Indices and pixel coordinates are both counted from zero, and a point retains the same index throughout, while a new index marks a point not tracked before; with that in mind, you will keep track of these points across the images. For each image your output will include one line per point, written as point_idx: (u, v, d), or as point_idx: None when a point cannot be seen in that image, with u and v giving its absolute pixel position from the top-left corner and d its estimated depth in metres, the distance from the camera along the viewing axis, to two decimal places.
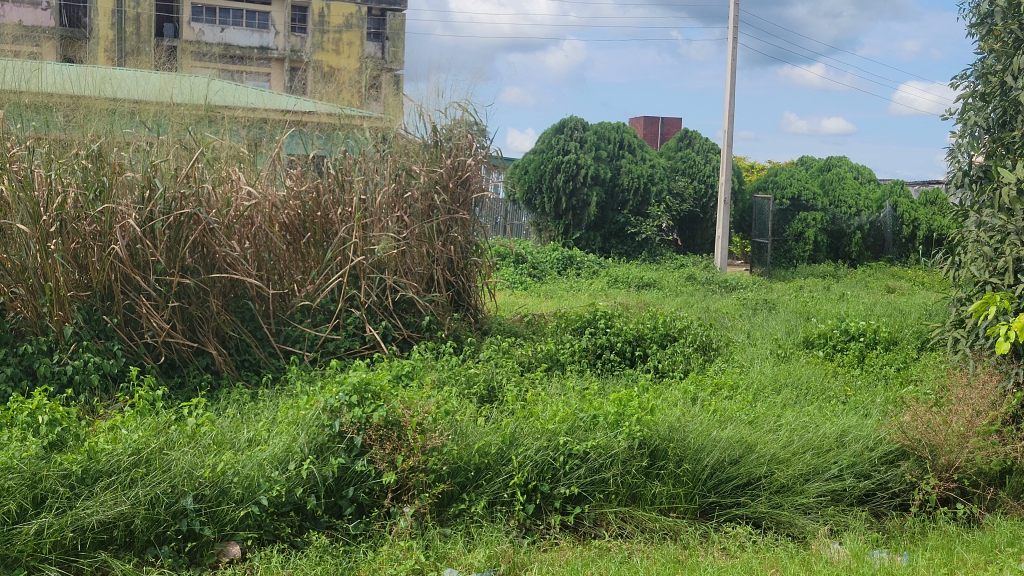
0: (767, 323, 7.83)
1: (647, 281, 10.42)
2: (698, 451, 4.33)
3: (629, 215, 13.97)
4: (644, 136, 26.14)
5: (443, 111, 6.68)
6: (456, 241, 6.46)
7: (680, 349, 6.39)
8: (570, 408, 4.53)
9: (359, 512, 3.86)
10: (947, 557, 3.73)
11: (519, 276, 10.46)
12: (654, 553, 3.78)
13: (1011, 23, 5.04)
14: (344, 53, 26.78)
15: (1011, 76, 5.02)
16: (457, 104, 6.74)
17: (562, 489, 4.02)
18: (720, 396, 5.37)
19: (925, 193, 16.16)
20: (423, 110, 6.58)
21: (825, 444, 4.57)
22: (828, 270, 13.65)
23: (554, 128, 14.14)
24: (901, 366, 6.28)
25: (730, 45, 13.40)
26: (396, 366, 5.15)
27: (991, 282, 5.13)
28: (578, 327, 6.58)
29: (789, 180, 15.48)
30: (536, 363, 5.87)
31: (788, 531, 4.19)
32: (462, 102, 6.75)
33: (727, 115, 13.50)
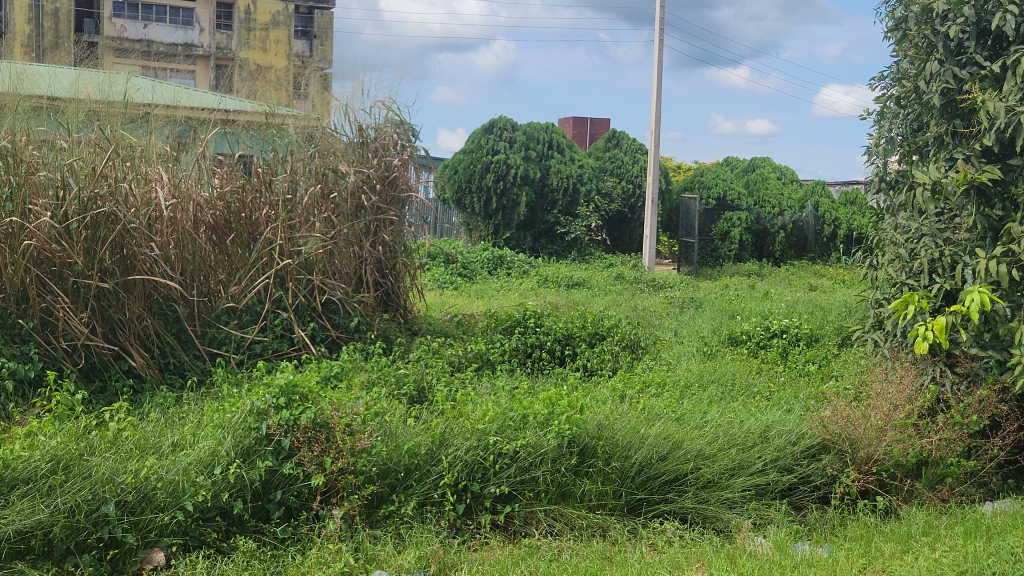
0: (694, 320, 7.96)
1: (576, 280, 10.50)
2: (626, 449, 4.37)
3: (559, 215, 14.12)
4: (574, 137, 26.40)
5: (368, 109, 6.64)
6: (386, 242, 6.43)
7: (609, 348, 6.45)
8: (500, 407, 4.52)
9: (287, 516, 3.82)
10: (865, 547, 3.84)
11: (449, 276, 10.46)
12: (583, 550, 3.81)
13: (925, 27, 5.17)
14: (271, 52, 26.21)
15: (924, 81, 5.16)
16: (382, 102, 6.71)
17: (492, 488, 4.04)
18: (648, 393, 5.44)
19: (845, 193, 16.57)
20: (348, 109, 6.53)
21: (749, 439, 4.66)
22: (753, 269, 13.91)
23: (483, 127, 14.08)
24: (823, 362, 6.44)
25: (657, 47, 13.54)
26: (324, 367, 5.12)
27: (908, 282, 5.28)
28: (508, 327, 6.61)
29: (715, 181, 15.73)
30: (466, 364, 5.86)
31: (713, 525, 4.30)
32: (388, 100, 6.72)
33: (655, 116, 13.65)
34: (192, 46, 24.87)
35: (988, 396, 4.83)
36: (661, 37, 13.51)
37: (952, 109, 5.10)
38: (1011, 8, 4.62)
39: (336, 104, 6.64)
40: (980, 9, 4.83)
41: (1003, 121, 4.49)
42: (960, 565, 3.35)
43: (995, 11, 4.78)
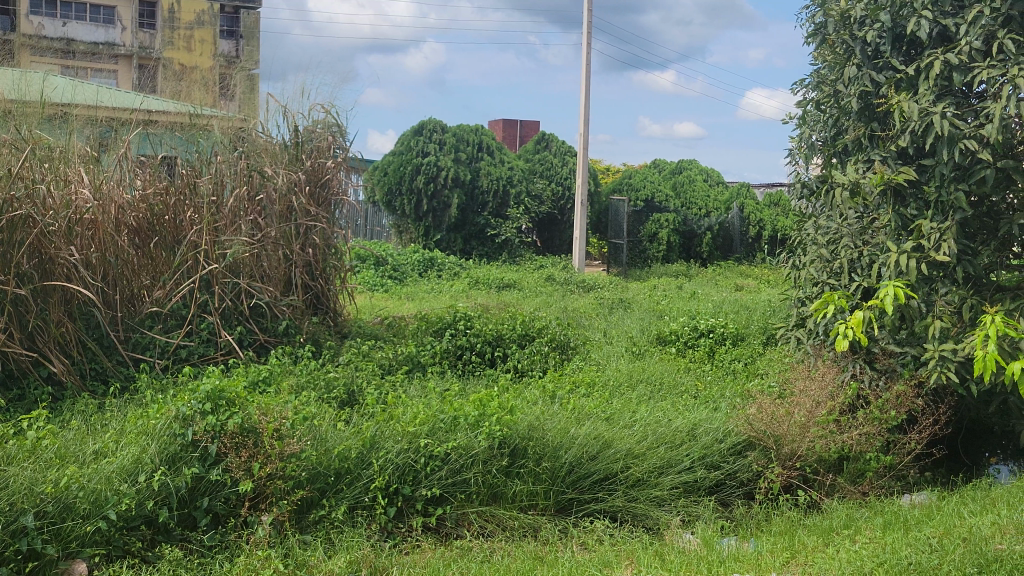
0: (622, 321, 8.03)
1: (507, 282, 10.52)
2: (556, 449, 4.41)
3: (489, 217, 14.14)
4: (504, 139, 26.49)
5: (306, 112, 6.59)
6: (315, 244, 6.37)
7: (539, 349, 6.48)
8: (431, 409, 4.51)
9: (214, 523, 3.76)
10: (789, 541, 3.92)
11: (380, 279, 10.39)
12: (514, 551, 3.83)
13: (843, 33, 5.30)
14: (196, 50, 25.83)
15: (841, 85, 5.30)
16: (321, 105, 6.66)
17: (423, 491, 4.03)
18: (578, 394, 5.47)
19: (769, 194, 16.91)
20: (287, 110, 6.46)
21: (677, 438, 4.72)
22: (681, 270, 14.12)
23: (412, 130, 14.02)
24: (749, 360, 6.56)
25: (585, 51, 13.66)
26: (252, 372, 5.05)
27: (829, 282, 5.42)
28: (439, 329, 6.59)
29: (643, 183, 15.92)
30: (396, 366, 5.83)
31: (643, 523, 4.36)
32: (327, 104, 6.67)
33: (583, 119, 13.75)
34: (113, 45, 24.30)
35: (905, 392, 4.98)
36: (589, 40, 13.61)
37: (869, 112, 5.25)
38: (925, 13, 4.74)
39: (274, 104, 6.56)
40: (895, 14, 4.96)
41: (917, 123, 4.63)
42: (878, 556, 3.42)
43: (909, 16, 4.91)
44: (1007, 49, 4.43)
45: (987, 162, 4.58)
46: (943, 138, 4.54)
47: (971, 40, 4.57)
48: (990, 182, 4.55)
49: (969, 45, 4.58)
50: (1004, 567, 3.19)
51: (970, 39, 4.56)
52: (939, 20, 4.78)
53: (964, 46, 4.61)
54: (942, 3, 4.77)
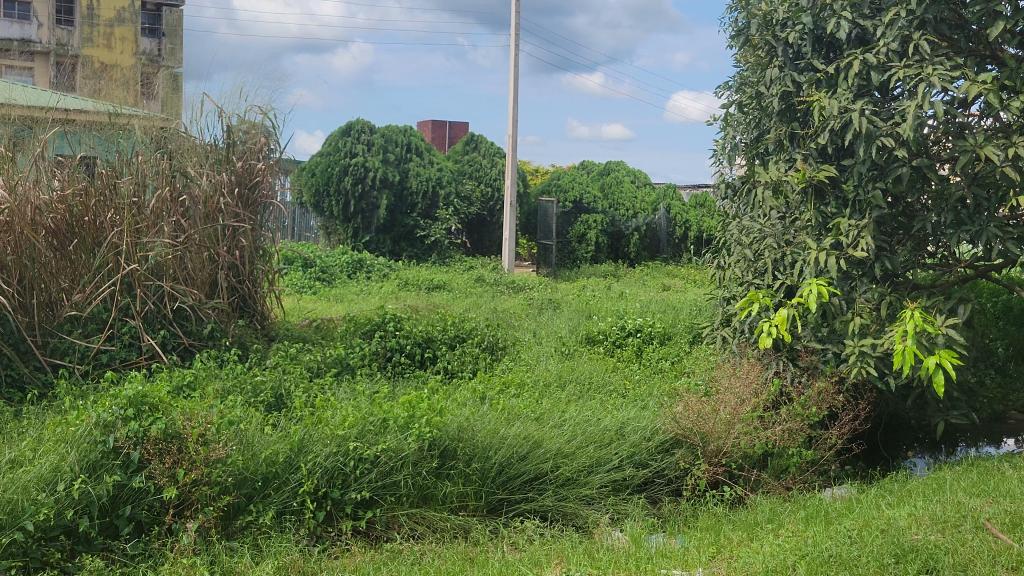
0: (551, 322, 8.06)
1: (437, 284, 10.49)
2: (486, 449, 4.41)
3: (419, 218, 14.09)
4: (433, 140, 26.43)
5: (241, 113, 6.48)
6: (241, 245, 6.27)
7: (469, 350, 6.49)
8: (360, 412, 4.46)
9: (137, 531, 3.68)
10: (715, 537, 3.99)
11: (308, 282, 10.27)
12: (444, 552, 3.83)
13: (766, 34, 5.40)
14: (117, 49, 24.98)
15: (764, 86, 5.41)
16: (257, 107, 6.56)
17: (353, 494, 3.99)
18: (507, 395, 5.48)
19: (694, 195, 17.18)
20: (222, 111, 6.34)
21: (605, 437, 4.77)
22: (610, 270, 14.25)
23: (340, 130, 13.87)
24: (676, 359, 6.65)
25: (514, 53, 13.70)
26: (176, 377, 4.95)
27: (753, 281, 5.53)
28: (367, 331, 6.54)
29: (571, 184, 16.03)
30: (324, 369, 5.77)
31: (573, 522, 4.40)
32: (264, 106, 6.57)
33: (512, 120, 13.79)
34: (28, 42, 23.27)
35: (826, 388, 5.09)
36: (517, 42, 13.66)
37: (790, 113, 5.37)
38: (844, 14, 4.83)
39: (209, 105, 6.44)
40: (816, 16, 5.05)
41: (836, 121, 4.75)
42: (801, 549, 3.48)
43: (829, 18, 5.00)
44: (922, 50, 4.55)
45: (903, 161, 4.71)
46: (861, 136, 4.66)
47: (888, 41, 4.69)
48: (906, 181, 4.68)
49: (886, 46, 4.70)
50: (921, 557, 3.28)
51: (888, 40, 4.68)
52: (858, 21, 4.89)
53: (882, 47, 4.73)
54: (860, 5, 4.89)
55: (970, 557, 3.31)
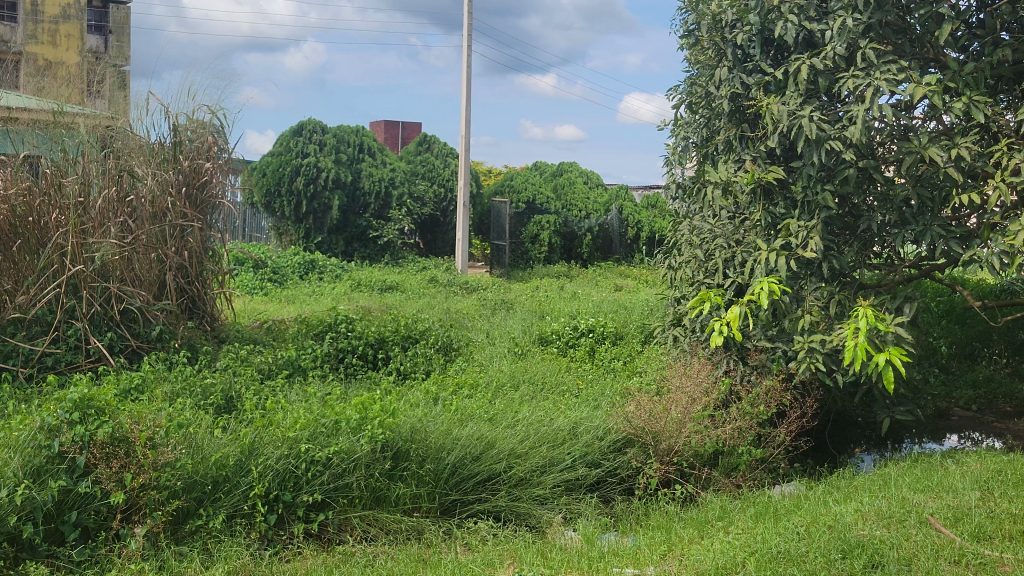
0: (504, 322, 8.07)
1: (389, 284, 10.45)
2: (439, 450, 4.40)
3: (371, 219, 14.02)
4: (386, 140, 26.33)
5: (187, 112, 6.40)
6: (191, 246, 6.18)
7: (422, 351, 6.48)
8: (312, 414, 4.42)
9: (83, 537, 3.62)
10: (666, 535, 4.02)
11: (259, 283, 10.17)
12: (397, 554, 3.81)
13: (715, 35, 5.45)
14: (63, 46, 24.41)
15: (714, 86, 5.47)
16: (205, 106, 6.48)
17: (305, 497, 3.96)
18: (460, 395, 5.48)
19: (646, 196, 17.31)
20: (167, 110, 6.26)
21: (558, 437, 4.78)
22: (563, 271, 14.30)
23: (292, 130, 13.73)
24: (628, 358, 6.69)
25: (468, 53, 13.69)
26: (123, 380, 4.88)
27: (704, 280, 5.58)
28: (319, 332, 6.50)
29: (524, 185, 16.05)
30: (275, 370, 5.72)
31: (526, 522, 4.41)
32: (211, 105, 6.49)
33: (465, 121, 13.78)
34: None
35: (775, 387, 5.16)
36: (469, 42, 13.65)
37: (739, 114, 5.42)
38: (791, 18, 4.88)
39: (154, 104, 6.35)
40: (763, 18, 5.10)
41: (785, 124, 4.80)
42: (750, 546, 3.52)
43: (776, 20, 5.06)
44: (869, 57, 4.62)
45: (850, 163, 4.78)
46: (810, 139, 4.72)
47: (834, 45, 4.75)
48: (853, 182, 4.75)
49: (833, 50, 4.77)
50: (867, 552, 3.34)
51: (834, 44, 4.75)
52: (805, 24, 4.92)
53: (828, 51, 4.79)
54: (806, 8, 4.93)
55: (915, 551, 3.38)
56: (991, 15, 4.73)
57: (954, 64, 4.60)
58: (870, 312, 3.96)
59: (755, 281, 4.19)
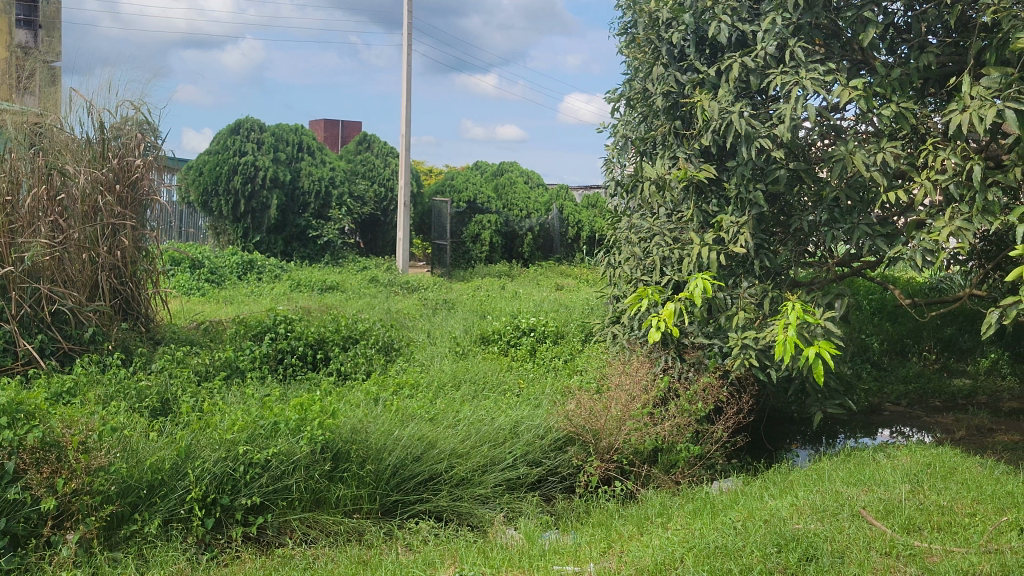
0: (445, 322, 8.05)
1: (330, 284, 10.37)
2: (380, 451, 4.37)
3: (310, 218, 13.90)
4: (326, 139, 26.11)
5: (113, 108, 6.25)
6: (125, 245, 6.05)
7: (362, 351, 6.44)
8: (250, 416, 4.37)
9: (13, 545, 3.51)
10: (606, 532, 4.06)
11: (196, 283, 10.02)
12: (337, 556, 3.79)
13: (650, 34, 5.51)
14: None
15: (650, 85, 5.52)
16: (131, 102, 6.35)
17: (243, 500, 3.91)
18: (401, 395, 5.45)
19: (586, 196, 17.42)
20: (93, 106, 6.12)
21: (499, 437, 4.78)
22: (504, 270, 14.32)
23: (229, 128, 13.51)
24: (568, 357, 6.72)
25: (406, 52, 13.63)
26: (54, 384, 4.77)
27: (642, 278, 5.64)
28: (258, 333, 6.41)
29: (465, 184, 16.03)
30: (213, 372, 5.63)
31: (467, 521, 4.41)
32: (137, 101, 6.36)
33: (405, 121, 13.72)
34: None
35: (712, 383, 5.23)
36: (409, 41, 13.60)
37: (675, 112, 5.48)
38: (724, 18, 4.95)
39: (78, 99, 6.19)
40: (697, 19, 5.18)
41: (717, 122, 4.87)
42: (688, 542, 3.57)
43: (710, 20, 5.12)
44: (797, 56, 4.71)
45: (781, 163, 4.86)
46: (741, 137, 4.79)
47: (766, 46, 4.83)
48: (784, 182, 4.84)
49: (765, 50, 4.85)
50: (801, 545, 3.39)
51: (766, 45, 4.83)
52: (737, 24, 5.00)
53: (760, 51, 4.87)
54: (739, 9, 5.00)
55: (847, 544, 3.45)
56: (918, 18, 4.85)
57: (881, 67, 4.71)
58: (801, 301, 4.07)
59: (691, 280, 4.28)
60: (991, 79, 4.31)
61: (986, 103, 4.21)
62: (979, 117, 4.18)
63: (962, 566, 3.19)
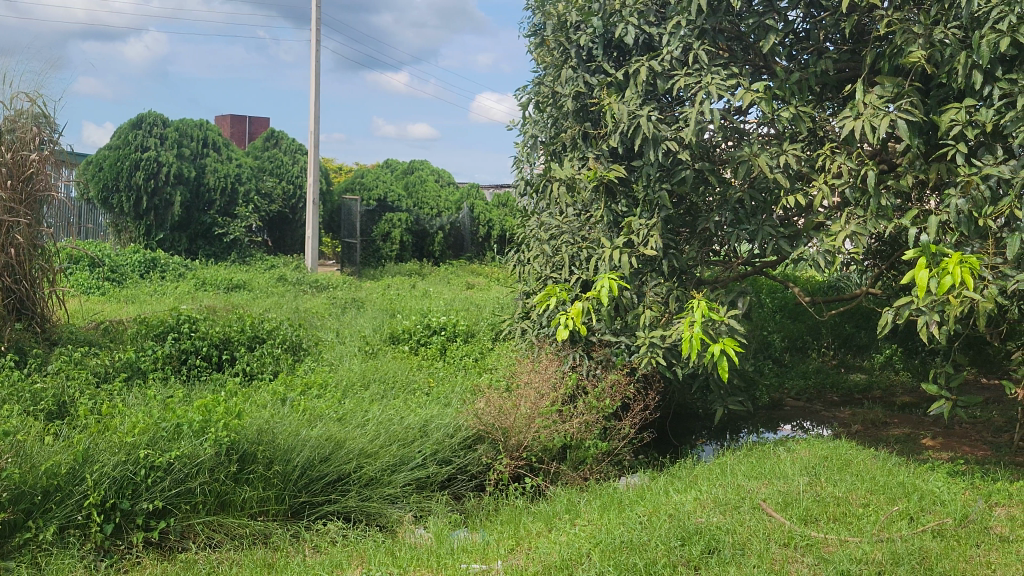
0: (354, 321, 7.99)
1: (236, 283, 10.18)
2: (287, 452, 4.30)
3: (216, 216, 13.61)
4: (233, 135, 25.62)
5: (7, 101, 6.03)
6: (19, 243, 5.83)
7: (269, 351, 6.35)
8: (151, 417, 4.25)
9: None
10: (514, 530, 4.07)
11: (95, 282, 9.70)
12: (242, 560, 3.72)
13: (559, 36, 5.55)
14: None
15: (559, 86, 5.57)
16: (25, 95, 6.12)
17: (144, 505, 3.80)
18: (309, 395, 5.39)
19: (497, 195, 17.46)
20: None
21: (409, 435, 4.75)
22: (414, 268, 14.23)
23: (131, 123, 13.13)
24: (479, 355, 6.73)
25: (316, 49, 13.45)
26: None
27: (551, 276, 5.69)
28: (160, 332, 6.23)
29: (375, 182, 15.91)
30: (113, 373, 5.48)
31: (376, 522, 4.38)
32: (32, 93, 6.14)
33: (314, 118, 13.54)
34: None
35: (619, 380, 5.31)
36: (318, 36, 13.42)
37: (584, 114, 5.54)
38: (631, 21, 5.02)
39: None
40: (605, 21, 5.24)
41: (625, 124, 4.93)
42: (595, 537, 3.61)
43: (617, 23, 5.19)
44: (702, 60, 4.80)
45: (686, 164, 4.95)
46: (648, 139, 4.85)
47: (671, 50, 4.91)
48: (690, 183, 4.93)
49: (670, 54, 4.93)
50: (703, 538, 3.46)
51: (671, 49, 4.91)
52: (644, 27, 5.07)
53: (666, 55, 4.95)
54: (645, 13, 5.08)
55: (747, 536, 3.53)
56: (816, 26, 5.00)
57: (781, 72, 4.83)
58: (702, 299, 4.19)
59: (599, 283, 4.45)
60: (884, 87, 4.46)
61: (879, 110, 4.36)
62: (872, 125, 4.33)
63: (855, 555, 3.30)
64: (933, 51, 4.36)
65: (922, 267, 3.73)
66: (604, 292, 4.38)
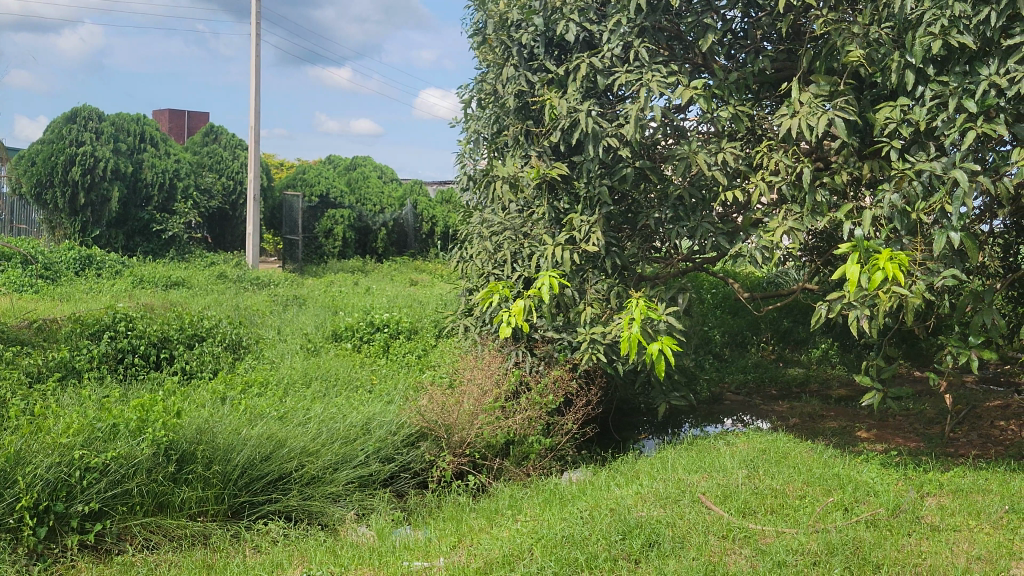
0: (296, 318, 7.91)
1: (174, 281, 10.03)
2: (227, 451, 4.24)
3: (154, 212, 13.37)
4: (172, 130, 25.20)
5: None
6: None
7: (208, 349, 6.25)
8: (86, 418, 4.16)
9: None
10: (456, 526, 4.07)
11: (29, 280, 9.48)
12: (180, 561, 3.66)
13: (501, 33, 5.54)
14: None
15: (502, 83, 5.57)
16: None
17: (79, 507, 3.72)
18: (249, 394, 5.32)
19: (440, 191, 17.40)
20: None
21: (351, 433, 4.72)
22: (357, 265, 14.13)
23: (65, 117, 12.84)
24: (422, 352, 6.71)
25: (255, 43, 13.27)
26: None
27: (494, 272, 5.70)
28: (95, 331, 6.09)
29: (317, 178, 15.80)
30: (46, 373, 5.35)
31: (318, 520, 4.33)
32: None
33: (254, 113, 13.37)
34: None
35: (561, 376, 5.33)
36: (258, 30, 13.25)
37: (526, 111, 5.55)
38: (572, 19, 5.02)
39: None
40: (546, 19, 5.23)
41: (566, 121, 4.93)
42: (536, 532, 3.62)
43: (558, 21, 5.19)
44: (642, 58, 4.82)
45: (627, 161, 4.97)
46: (589, 135, 4.86)
47: (612, 47, 4.93)
48: (630, 180, 4.96)
49: (611, 52, 4.95)
50: (644, 532, 3.48)
51: (612, 46, 4.93)
52: (584, 25, 5.08)
53: (607, 52, 4.97)
54: (586, 11, 5.09)
55: (687, 529, 3.57)
56: (753, 26, 5.06)
57: (720, 71, 4.88)
58: (641, 306, 4.16)
59: (544, 276, 4.45)
60: (820, 86, 4.53)
61: (816, 108, 4.42)
62: (810, 123, 4.38)
63: (791, 546, 3.35)
64: (867, 52, 4.43)
65: (854, 262, 3.80)
66: (546, 289, 4.37)
